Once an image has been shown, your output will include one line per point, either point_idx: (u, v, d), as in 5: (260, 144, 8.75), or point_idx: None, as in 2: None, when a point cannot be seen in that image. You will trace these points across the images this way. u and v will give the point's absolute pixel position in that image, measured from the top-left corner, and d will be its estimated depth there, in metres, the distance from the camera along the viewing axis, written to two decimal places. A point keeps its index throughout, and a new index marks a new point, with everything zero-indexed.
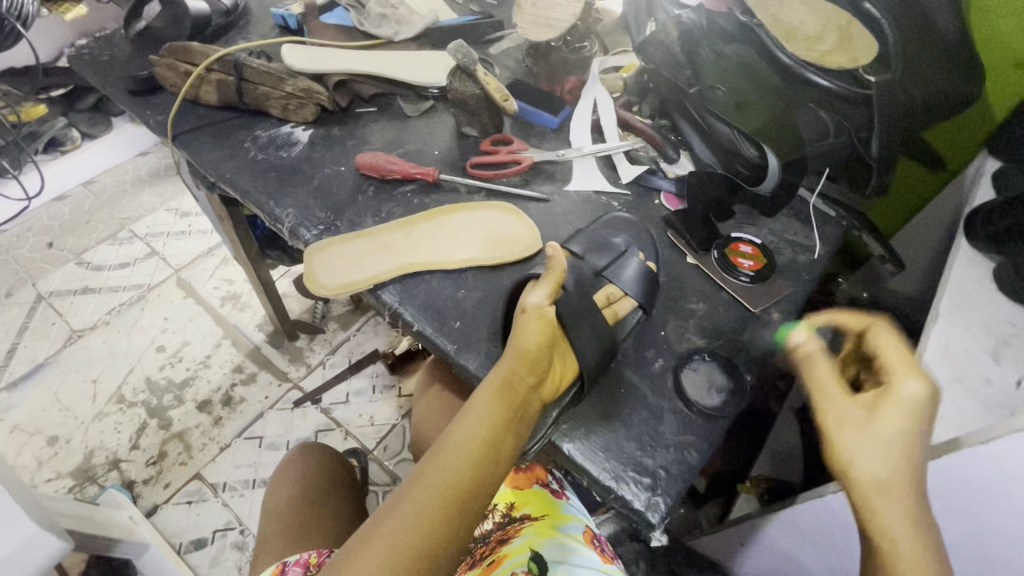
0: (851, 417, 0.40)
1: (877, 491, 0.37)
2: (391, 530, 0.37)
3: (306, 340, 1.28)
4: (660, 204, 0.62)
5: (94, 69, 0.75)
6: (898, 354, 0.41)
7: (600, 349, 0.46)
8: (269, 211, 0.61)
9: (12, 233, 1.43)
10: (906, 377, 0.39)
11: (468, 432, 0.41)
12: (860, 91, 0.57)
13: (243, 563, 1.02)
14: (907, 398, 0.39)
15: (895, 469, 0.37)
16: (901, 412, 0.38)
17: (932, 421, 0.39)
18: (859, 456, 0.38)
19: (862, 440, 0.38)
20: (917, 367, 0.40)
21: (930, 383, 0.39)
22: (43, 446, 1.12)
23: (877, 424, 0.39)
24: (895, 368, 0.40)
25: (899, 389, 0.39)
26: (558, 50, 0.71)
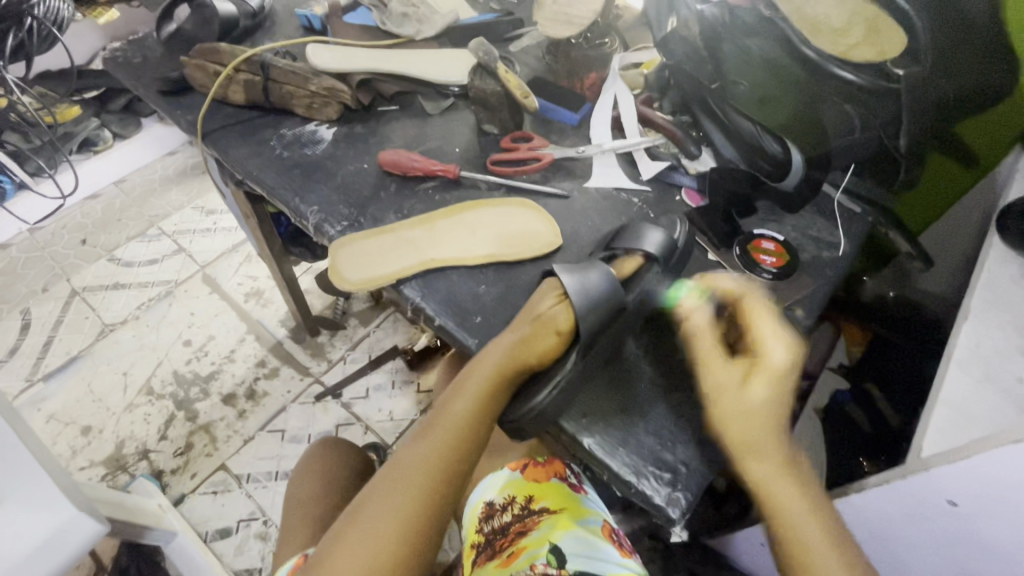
0: (729, 386, 0.43)
1: (741, 453, 0.41)
2: (369, 522, 0.40)
3: (327, 336, 1.30)
4: (681, 200, 0.62)
5: (128, 71, 0.78)
6: (767, 323, 0.45)
7: (597, 319, 0.45)
8: (294, 207, 0.62)
9: (48, 231, 1.49)
10: (771, 346, 0.43)
11: (443, 417, 0.44)
12: (886, 84, 0.54)
13: (266, 552, 1.05)
14: (777, 363, 0.43)
15: (766, 425, 0.41)
16: (767, 375, 0.42)
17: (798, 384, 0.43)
18: (725, 420, 0.42)
19: (734, 406, 0.42)
20: (788, 344, 0.44)
21: (793, 353, 0.44)
22: (78, 435, 1.16)
23: (751, 392, 0.42)
24: (763, 339, 0.44)
25: (781, 369, 0.43)
26: (578, 47, 0.71)
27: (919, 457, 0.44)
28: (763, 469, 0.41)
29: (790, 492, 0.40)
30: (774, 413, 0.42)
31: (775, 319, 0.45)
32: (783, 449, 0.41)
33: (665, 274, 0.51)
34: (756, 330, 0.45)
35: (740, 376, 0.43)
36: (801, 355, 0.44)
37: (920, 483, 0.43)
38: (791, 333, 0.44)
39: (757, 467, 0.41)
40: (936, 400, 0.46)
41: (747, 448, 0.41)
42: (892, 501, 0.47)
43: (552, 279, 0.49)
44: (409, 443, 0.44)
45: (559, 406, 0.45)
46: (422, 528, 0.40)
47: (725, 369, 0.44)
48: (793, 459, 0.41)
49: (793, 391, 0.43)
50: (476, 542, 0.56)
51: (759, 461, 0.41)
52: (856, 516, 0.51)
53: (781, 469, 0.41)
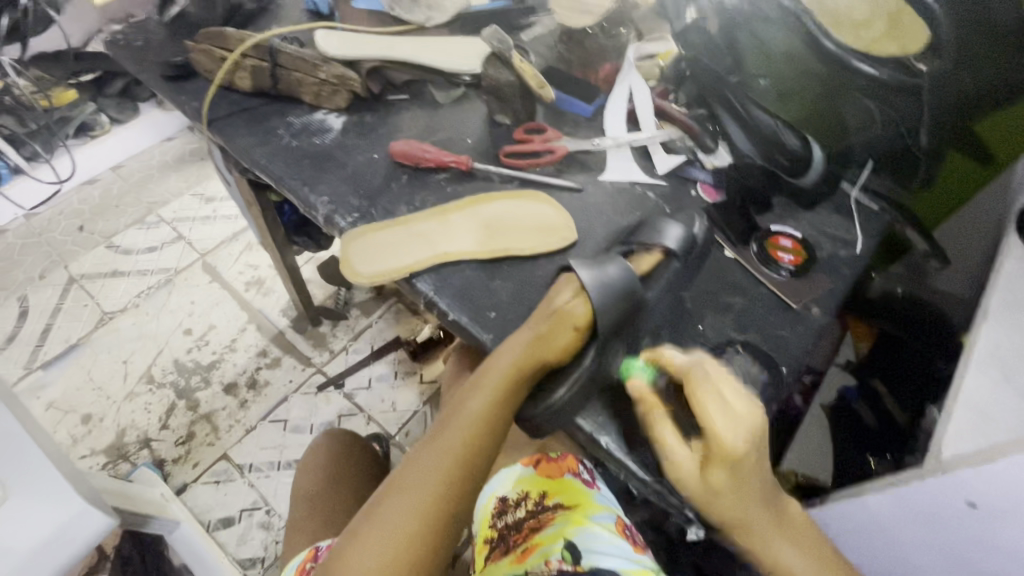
0: (686, 470, 0.40)
1: (739, 533, 0.41)
2: (386, 519, 0.39)
3: (329, 326, 1.29)
4: (697, 197, 0.61)
5: (130, 55, 0.76)
6: (716, 402, 0.41)
7: (618, 316, 0.45)
8: (303, 197, 0.61)
9: (44, 217, 1.46)
10: (724, 432, 0.40)
11: (460, 415, 0.43)
12: (909, 80, 0.54)
13: (269, 541, 1.05)
14: (737, 450, 0.39)
15: (741, 507, 0.40)
16: (732, 466, 0.40)
17: (763, 455, 0.41)
18: (713, 512, 0.40)
19: (712, 498, 0.40)
20: (743, 420, 0.41)
21: (748, 429, 0.40)
22: (78, 424, 1.15)
23: (708, 479, 0.40)
24: (715, 422, 0.41)
25: (737, 452, 0.39)
26: (592, 37, 0.69)
27: (937, 458, 0.44)
28: (754, 544, 0.41)
29: (796, 553, 0.41)
30: (751, 493, 0.40)
31: (726, 392, 0.42)
32: (767, 522, 0.41)
33: (684, 268, 0.50)
34: (706, 409, 0.41)
35: (697, 461, 0.41)
36: (760, 429, 0.41)
37: (935, 484, 0.44)
38: (750, 403, 0.42)
39: (754, 543, 0.41)
40: (955, 400, 0.46)
41: (736, 529, 0.41)
42: (908, 503, 0.47)
43: (569, 273, 0.49)
44: (425, 441, 0.43)
45: (577, 403, 0.45)
46: (442, 526, 0.39)
47: (686, 454, 0.41)
48: (779, 524, 0.42)
49: (763, 465, 0.41)
50: (489, 538, 0.56)
51: (769, 539, 0.41)
52: (870, 516, 0.52)
53: (773, 539, 0.41)
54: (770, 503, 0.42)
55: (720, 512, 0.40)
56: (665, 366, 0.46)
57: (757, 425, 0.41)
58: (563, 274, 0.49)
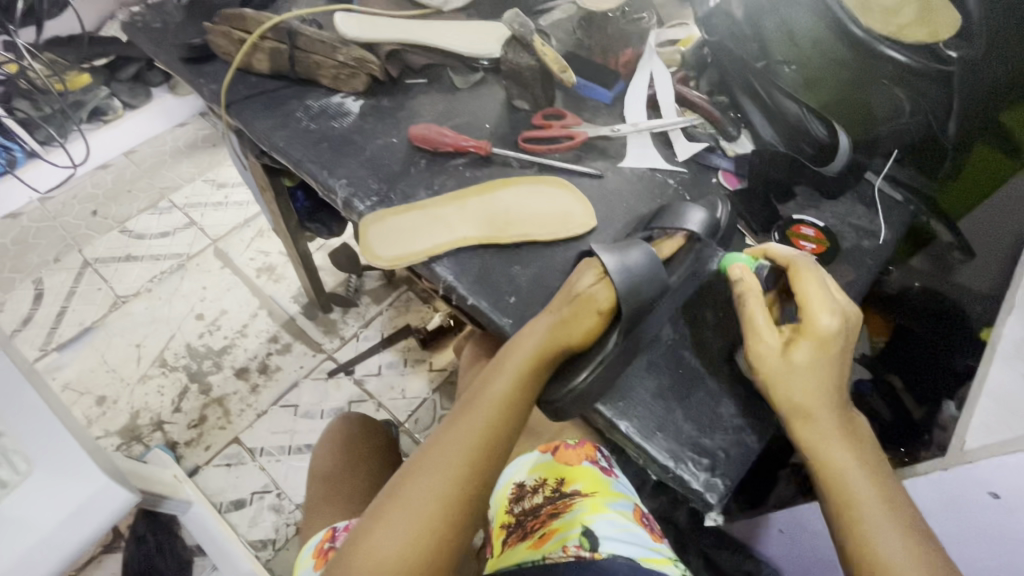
0: (771, 353, 0.44)
1: (800, 415, 0.43)
2: (409, 497, 0.39)
3: (339, 313, 1.29)
4: (718, 183, 0.61)
5: (148, 36, 0.76)
6: (816, 290, 0.44)
7: (641, 301, 0.45)
8: (322, 181, 0.61)
9: (58, 201, 1.47)
10: (820, 315, 0.44)
11: (483, 397, 0.44)
12: (937, 67, 0.53)
13: (280, 524, 1.06)
14: (824, 332, 0.43)
15: (813, 393, 0.43)
16: (812, 348, 0.43)
17: (843, 353, 0.44)
18: (784, 391, 0.43)
19: (787, 377, 0.43)
20: (838, 313, 0.44)
21: (840, 316, 0.44)
22: (93, 405, 1.17)
23: (795, 356, 0.43)
24: (810, 306, 0.44)
25: (826, 332, 0.43)
26: (615, 21, 0.67)
27: (962, 449, 0.44)
28: (807, 440, 0.42)
29: (857, 456, 0.42)
30: (824, 377, 0.43)
31: (827, 286, 0.45)
32: (833, 413, 0.43)
33: (707, 253, 0.50)
34: (806, 298, 0.45)
35: (783, 346, 0.44)
36: (848, 326, 0.44)
37: (959, 476, 0.43)
38: (844, 301, 0.44)
39: (806, 436, 0.43)
40: (980, 393, 0.46)
41: (799, 410, 0.43)
42: (928, 495, 0.47)
43: (591, 258, 0.49)
44: (447, 423, 0.43)
45: (599, 388, 0.45)
46: (465, 505, 0.39)
47: (774, 333, 0.44)
48: (844, 426, 0.43)
49: (843, 361, 0.44)
50: (505, 522, 0.56)
51: (835, 438, 0.42)
52: None
53: (831, 440, 0.42)
54: (838, 406, 0.43)
55: (801, 391, 0.43)
56: (768, 257, 0.48)
57: (849, 317, 0.45)
58: (585, 259, 0.48)
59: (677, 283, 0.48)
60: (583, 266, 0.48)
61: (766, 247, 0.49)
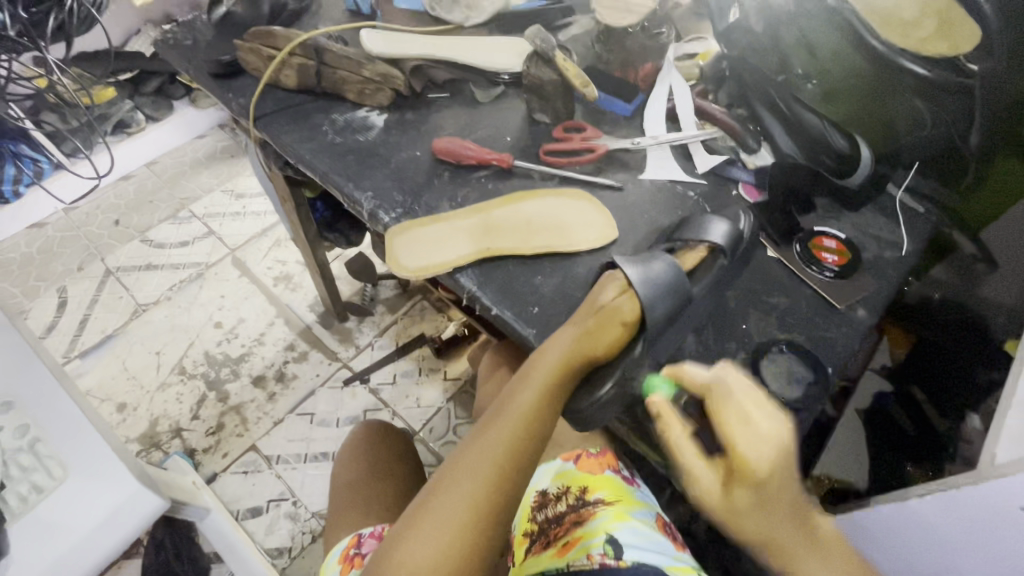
0: (707, 498, 0.39)
1: (766, 548, 0.38)
2: (441, 506, 0.40)
3: (355, 322, 1.31)
4: (739, 195, 0.61)
5: (179, 53, 0.78)
6: (735, 421, 0.40)
7: (664, 314, 0.45)
8: (348, 193, 0.62)
9: (83, 211, 1.51)
10: (747, 450, 0.38)
11: (510, 408, 0.44)
12: (960, 81, 0.53)
13: (296, 532, 1.07)
14: (760, 469, 0.38)
15: (768, 527, 0.37)
16: (752, 485, 0.38)
17: (794, 467, 0.39)
18: (744, 530, 0.38)
19: (741, 519, 0.38)
20: (769, 437, 0.39)
21: (774, 445, 0.39)
22: (114, 411, 1.19)
23: (732, 498, 0.38)
24: (736, 440, 0.39)
25: (760, 470, 0.38)
26: (635, 37, 0.69)
27: (993, 463, 0.43)
28: (784, 562, 0.38)
29: (845, 574, 0.37)
30: (773, 506, 0.38)
31: (749, 408, 0.41)
32: (799, 539, 0.38)
33: (730, 264, 0.50)
34: (729, 427, 0.40)
35: (721, 479, 0.39)
36: (789, 446, 0.39)
37: (990, 489, 0.43)
38: (773, 417, 0.40)
39: (786, 562, 0.38)
40: (1009, 405, 0.46)
41: (766, 547, 0.38)
42: (957, 509, 0.47)
43: (612, 271, 0.49)
44: (475, 434, 0.44)
45: (625, 398, 0.45)
46: (495, 513, 0.40)
47: (707, 472, 0.40)
48: (810, 537, 0.38)
49: (795, 485, 0.38)
50: (529, 531, 0.57)
51: (810, 556, 0.37)
52: (919, 523, 0.52)
53: (806, 559, 0.38)
54: (802, 519, 0.38)
55: (761, 526, 0.37)
56: (687, 384, 0.44)
57: (785, 446, 0.39)
58: (608, 269, 0.49)
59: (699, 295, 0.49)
60: (606, 277, 0.49)
61: (681, 366, 0.45)
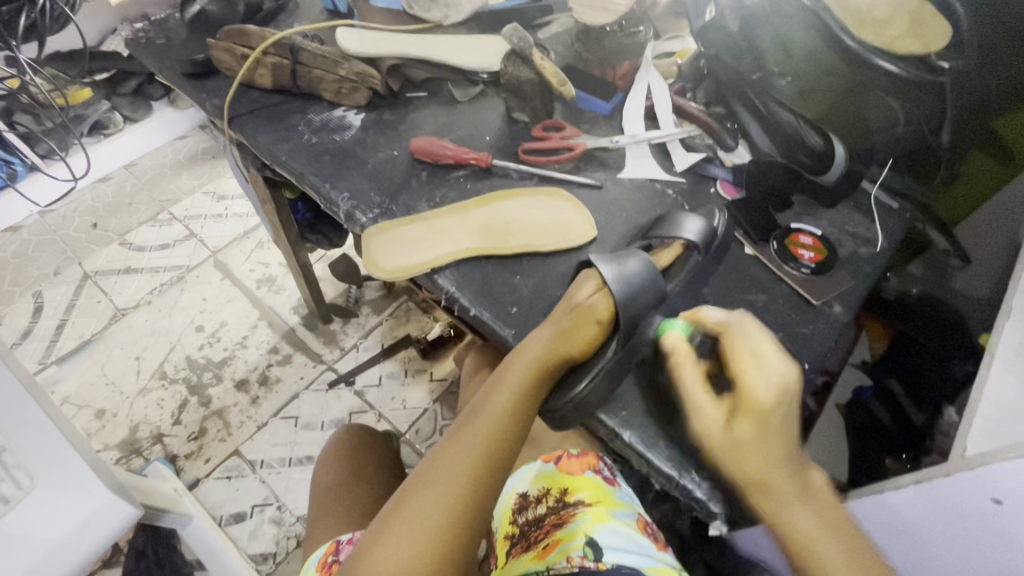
0: (709, 430, 0.41)
1: (758, 487, 0.39)
2: (415, 510, 0.39)
3: (340, 324, 1.29)
4: (717, 192, 0.62)
5: (152, 53, 0.77)
6: (747, 358, 0.42)
7: (639, 313, 0.45)
8: (324, 194, 0.62)
9: (59, 214, 1.48)
10: (754, 385, 0.41)
11: (486, 409, 0.44)
12: (932, 78, 0.53)
13: (281, 537, 1.05)
14: (763, 405, 0.40)
15: (764, 461, 0.39)
16: (756, 421, 0.40)
17: (794, 408, 0.41)
18: (737, 463, 0.40)
19: (737, 451, 0.40)
20: (775, 376, 0.41)
21: (779, 386, 0.41)
22: (92, 419, 1.16)
23: (735, 431, 0.40)
24: (744, 377, 0.42)
25: (766, 404, 0.40)
26: (611, 35, 0.69)
27: (963, 456, 0.43)
28: (769, 506, 0.39)
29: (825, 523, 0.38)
30: (773, 438, 0.40)
31: (761, 350, 0.43)
32: (789, 482, 0.39)
33: (706, 261, 0.50)
34: (740, 364, 0.42)
35: (724, 414, 0.41)
36: (793, 388, 0.41)
37: (960, 482, 0.43)
38: (784, 359, 0.42)
39: (772, 506, 0.39)
40: (979, 399, 0.46)
41: (755, 486, 0.39)
42: (930, 501, 0.47)
43: (588, 269, 0.49)
44: (451, 435, 0.44)
45: (598, 398, 0.45)
46: (471, 516, 0.39)
47: (713, 406, 0.42)
48: (801, 488, 0.39)
49: (795, 425, 0.41)
50: (510, 534, 0.57)
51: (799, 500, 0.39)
52: (894, 514, 0.51)
53: (791, 505, 0.39)
54: (795, 464, 0.40)
55: (758, 459, 0.39)
56: (701, 326, 0.46)
57: (791, 387, 0.41)
58: (585, 269, 0.49)
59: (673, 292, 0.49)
60: (582, 276, 0.49)
61: (699, 309, 0.47)
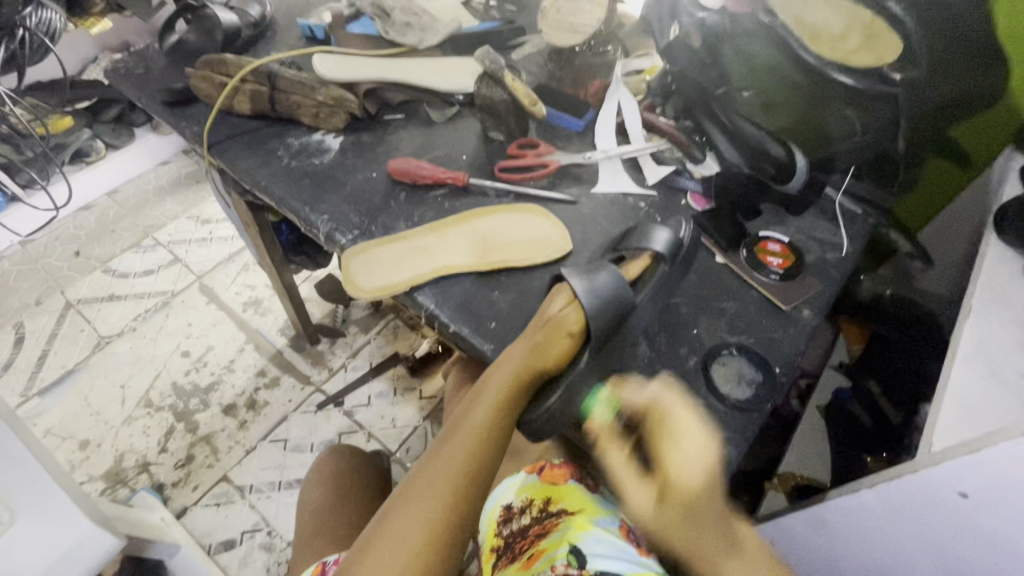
0: (639, 515, 0.39)
1: (693, 566, 0.37)
2: (397, 526, 0.40)
3: (327, 344, 1.29)
4: (688, 204, 0.64)
5: (131, 82, 0.78)
6: (667, 441, 0.40)
7: (608, 325, 0.47)
8: (304, 217, 0.62)
9: (40, 243, 1.47)
10: (675, 465, 0.38)
11: (466, 424, 0.45)
12: (886, 89, 0.55)
13: (272, 563, 1.04)
14: (683, 483, 0.37)
15: (694, 540, 0.37)
16: (682, 503, 0.37)
17: (720, 477, 0.38)
18: (669, 552, 0.37)
19: (664, 539, 0.37)
20: (692, 454, 0.38)
21: (701, 464, 0.38)
22: (76, 450, 1.15)
23: (659, 514, 0.38)
24: (664, 460, 0.39)
25: (687, 486, 0.37)
26: (582, 55, 0.73)
27: (929, 451, 0.45)
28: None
29: None
30: (699, 509, 0.37)
31: (676, 424, 0.40)
32: (725, 553, 0.36)
33: (673, 271, 0.52)
34: (659, 450, 0.40)
35: (649, 491, 0.39)
36: (715, 462, 0.38)
37: (928, 477, 0.44)
38: (692, 436, 0.39)
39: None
40: (944, 395, 0.47)
41: (690, 565, 0.37)
42: (903, 498, 0.48)
43: (561, 283, 0.50)
44: (433, 451, 0.44)
45: (574, 409, 0.46)
46: (452, 529, 0.40)
47: (642, 487, 0.40)
48: (740, 557, 0.36)
49: (721, 497, 0.38)
50: (496, 546, 0.57)
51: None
52: (864, 509, 0.53)
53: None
54: (727, 536, 0.37)
55: (690, 539, 0.37)
56: (624, 405, 0.45)
57: (712, 461, 0.38)
58: (559, 281, 0.50)
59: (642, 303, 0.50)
60: (556, 290, 0.50)
61: (623, 386, 0.46)
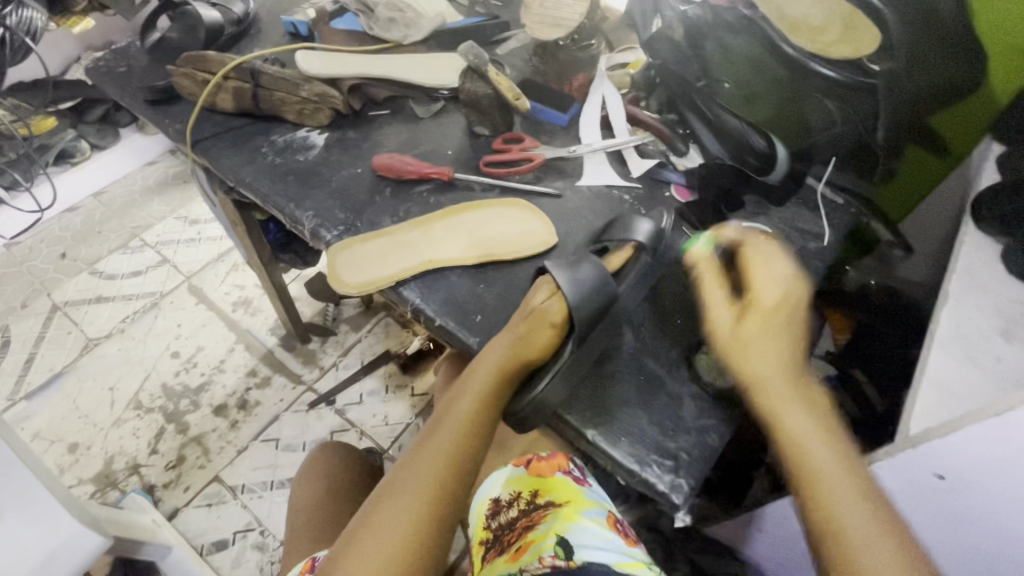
0: (720, 326, 0.45)
1: (755, 384, 0.42)
2: (382, 521, 0.40)
3: (318, 343, 1.29)
4: (671, 196, 0.64)
5: (114, 81, 0.77)
6: (761, 272, 0.46)
7: (593, 311, 0.46)
8: (289, 214, 0.62)
9: (25, 245, 1.45)
10: (764, 288, 0.45)
11: (451, 417, 0.45)
12: (865, 80, 0.57)
13: (265, 562, 1.04)
14: (769, 306, 0.44)
15: (772, 355, 0.43)
16: (763, 320, 0.44)
17: (799, 320, 0.45)
18: (743, 361, 0.43)
19: (743, 351, 0.43)
20: (778, 283, 0.46)
21: (784, 293, 0.45)
22: (65, 453, 1.14)
23: (745, 326, 0.44)
24: (755, 284, 0.46)
25: (770, 302, 0.44)
26: (566, 49, 0.72)
27: (907, 435, 0.45)
28: (769, 405, 0.41)
29: (822, 435, 0.40)
30: (774, 333, 0.44)
31: (771, 257, 0.47)
32: (787, 383, 0.42)
33: (654, 262, 0.52)
34: (751, 276, 0.46)
35: (732, 308, 0.46)
36: (797, 298, 0.45)
37: (908, 458, 0.45)
38: (784, 264, 0.46)
39: (767, 404, 0.42)
40: (921, 379, 0.47)
41: (750, 384, 0.43)
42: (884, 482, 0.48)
43: (544, 276, 0.50)
44: (417, 445, 0.44)
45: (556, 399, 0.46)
46: (437, 522, 0.40)
47: (726, 307, 0.46)
48: (802, 398, 0.41)
49: (797, 325, 0.44)
50: (484, 539, 0.57)
51: (796, 405, 0.41)
52: None
53: (791, 406, 0.41)
54: (797, 376, 0.43)
55: (766, 358, 0.43)
56: (721, 240, 0.50)
57: (795, 295, 0.46)
58: (542, 274, 0.50)
59: (624, 293, 0.50)
60: (539, 283, 0.49)
61: (722, 228, 0.51)
